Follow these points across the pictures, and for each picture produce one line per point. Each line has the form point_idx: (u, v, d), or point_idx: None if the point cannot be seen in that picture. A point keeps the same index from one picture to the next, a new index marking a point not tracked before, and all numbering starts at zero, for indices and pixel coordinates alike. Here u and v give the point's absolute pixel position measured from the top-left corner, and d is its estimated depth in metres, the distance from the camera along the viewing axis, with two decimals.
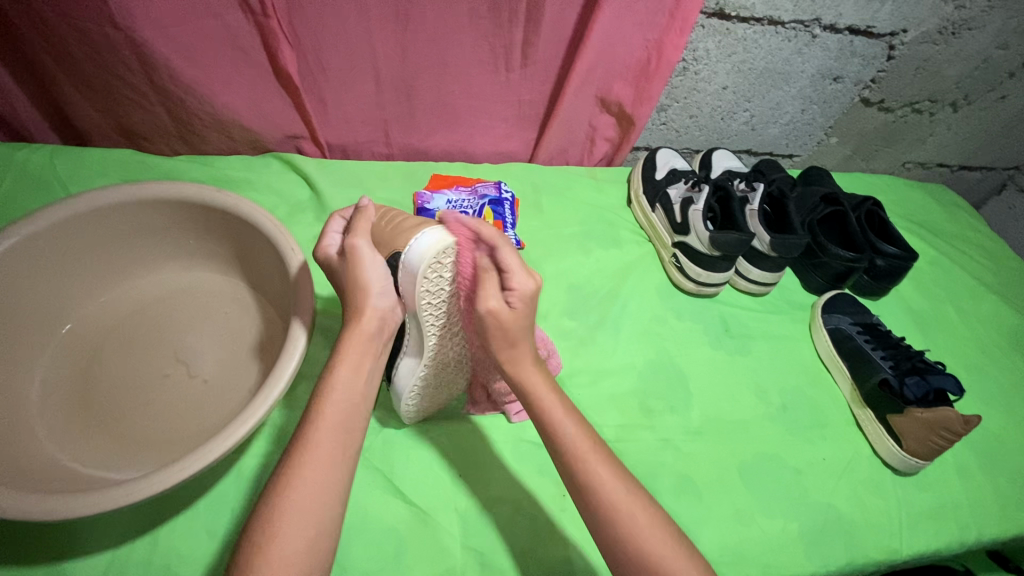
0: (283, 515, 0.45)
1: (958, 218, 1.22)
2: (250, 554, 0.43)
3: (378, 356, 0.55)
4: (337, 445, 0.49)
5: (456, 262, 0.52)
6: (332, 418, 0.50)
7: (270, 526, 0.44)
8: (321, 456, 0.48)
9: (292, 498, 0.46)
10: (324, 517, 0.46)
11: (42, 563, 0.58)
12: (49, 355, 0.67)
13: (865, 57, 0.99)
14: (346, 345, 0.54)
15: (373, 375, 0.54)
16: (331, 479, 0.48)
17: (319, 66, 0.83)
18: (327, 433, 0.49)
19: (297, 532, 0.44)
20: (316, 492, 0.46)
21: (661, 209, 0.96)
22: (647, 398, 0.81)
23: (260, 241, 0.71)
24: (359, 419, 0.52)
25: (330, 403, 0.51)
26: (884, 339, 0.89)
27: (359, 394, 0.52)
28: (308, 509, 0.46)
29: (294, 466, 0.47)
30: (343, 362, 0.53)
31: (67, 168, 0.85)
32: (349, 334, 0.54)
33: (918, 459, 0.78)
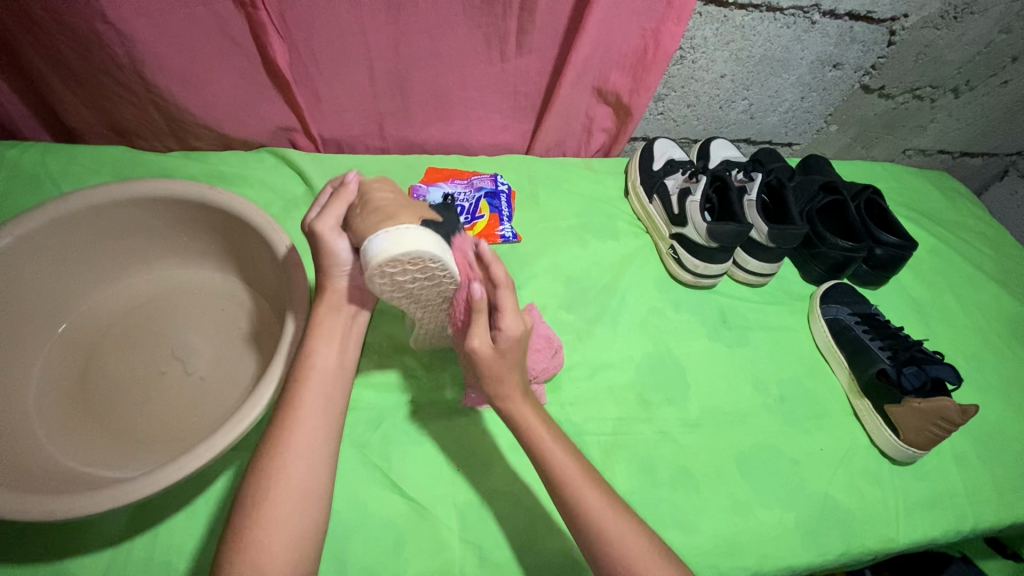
0: (278, 472, 0.50)
1: (959, 205, 1.21)
2: (251, 512, 0.48)
3: (347, 331, 0.60)
4: (316, 422, 0.54)
5: (405, 270, 0.49)
6: (313, 383, 0.55)
7: (267, 483, 0.49)
8: (307, 418, 0.53)
9: (286, 455, 0.51)
10: (316, 471, 0.52)
11: (45, 561, 0.58)
12: (45, 355, 0.67)
13: (865, 43, 0.97)
14: (317, 317, 0.59)
15: (346, 345, 0.60)
16: (319, 437, 0.53)
17: (311, 59, 0.81)
18: (311, 396, 0.54)
19: (293, 485, 0.50)
20: (301, 462, 0.51)
21: (658, 200, 0.95)
22: (644, 391, 0.81)
23: (253, 237, 0.71)
24: (339, 383, 0.57)
25: (311, 369, 0.56)
26: (882, 329, 0.88)
27: (337, 361, 0.58)
28: (301, 464, 0.51)
29: (284, 427, 0.52)
30: (318, 333, 0.58)
31: (59, 166, 0.84)
32: (319, 312, 0.59)
33: (915, 449, 0.79)
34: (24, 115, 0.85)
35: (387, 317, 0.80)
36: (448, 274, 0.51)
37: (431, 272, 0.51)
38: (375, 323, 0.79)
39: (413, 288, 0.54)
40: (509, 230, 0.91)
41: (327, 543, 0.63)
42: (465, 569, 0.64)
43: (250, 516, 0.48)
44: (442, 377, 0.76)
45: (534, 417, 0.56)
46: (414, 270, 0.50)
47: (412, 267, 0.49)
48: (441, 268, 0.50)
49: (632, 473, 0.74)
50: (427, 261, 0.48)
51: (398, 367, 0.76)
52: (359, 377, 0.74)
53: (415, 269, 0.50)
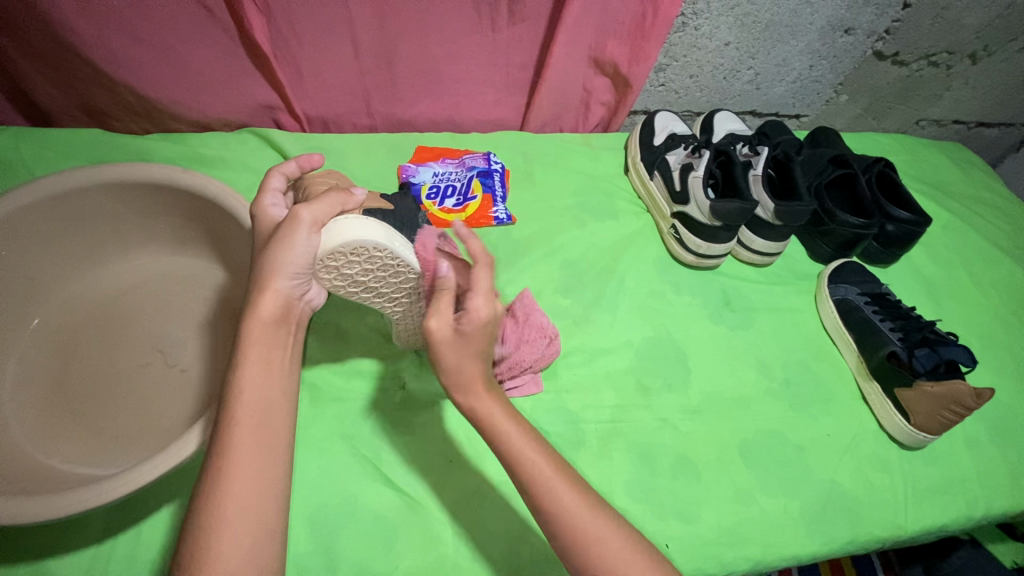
0: (218, 540, 0.41)
1: (974, 179, 1.16)
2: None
3: (288, 346, 0.50)
4: (260, 448, 0.45)
5: (350, 260, 0.50)
6: (249, 423, 0.45)
7: (202, 550, 0.41)
8: (245, 468, 0.44)
9: (223, 516, 0.42)
10: (266, 525, 0.43)
11: (27, 561, 0.57)
12: (20, 349, 0.64)
13: (879, 6, 0.91)
14: (249, 336, 0.48)
15: (287, 365, 0.49)
16: (264, 486, 0.44)
17: (290, 33, 0.77)
18: (246, 439, 0.45)
19: (237, 552, 0.41)
20: (251, 494, 0.43)
21: (659, 176, 0.91)
22: (644, 376, 0.78)
23: (229, 221, 0.67)
24: (282, 417, 0.47)
25: (243, 404, 0.46)
26: (893, 309, 0.84)
27: (278, 388, 0.47)
28: (245, 525, 0.42)
29: (218, 482, 0.43)
30: (250, 357, 0.47)
31: (31, 151, 0.80)
32: (250, 325, 0.48)
33: (926, 434, 0.76)
34: None
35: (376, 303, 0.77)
36: (399, 262, 0.52)
37: (378, 261, 0.51)
38: (365, 310, 0.76)
39: (367, 282, 0.55)
40: (503, 211, 0.87)
41: (317, 538, 0.61)
42: (458, 563, 0.62)
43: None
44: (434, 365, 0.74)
45: (501, 409, 0.48)
46: (361, 260, 0.51)
47: (357, 258, 0.50)
48: (388, 256, 0.51)
49: (631, 462, 0.71)
50: (371, 250, 0.50)
51: (388, 356, 0.73)
52: (347, 366, 0.71)
53: (360, 259, 0.51)
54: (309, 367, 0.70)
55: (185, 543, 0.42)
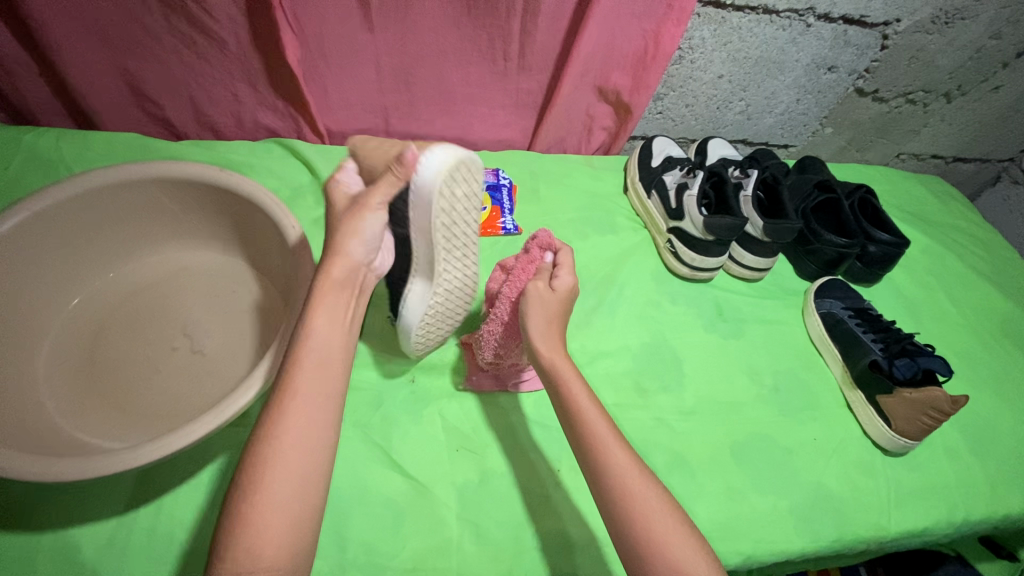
0: (272, 465, 0.46)
1: (952, 208, 1.24)
2: (243, 498, 0.45)
3: (350, 305, 0.57)
4: (318, 389, 0.50)
5: (461, 178, 0.54)
6: (310, 365, 0.51)
7: (259, 474, 0.45)
8: (302, 400, 0.49)
9: (279, 441, 0.47)
10: (316, 459, 0.48)
11: (50, 529, 0.60)
12: (56, 327, 0.68)
13: (859, 47, 1.00)
14: (319, 292, 0.55)
15: (349, 323, 0.56)
16: (318, 423, 0.49)
17: (320, 52, 0.84)
18: (309, 379, 0.51)
19: (288, 470, 0.46)
20: (306, 427, 0.48)
21: (656, 195, 0.97)
22: (641, 378, 0.83)
23: (261, 219, 0.72)
24: (337, 365, 0.53)
25: (307, 348, 0.52)
26: (874, 322, 0.90)
27: (335, 341, 0.54)
28: (299, 451, 0.47)
29: (280, 410, 0.48)
30: (319, 310, 0.54)
31: (72, 151, 0.86)
32: (322, 282, 0.55)
33: (906, 439, 0.80)
34: (36, 101, 0.86)
35: (392, 303, 0.82)
36: (479, 190, 0.59)
37: (471, 183, 0.57)
38: (380, 309, 0.81)
39: (458, 215, 0.57)
40: (510, 222, 0.94)
41: (330, 520, 0.64)
42: (462, 547, 0.65)
43: (240, 501, 0.45)
44: (444, 360, 0.78)
45: (569, 367, 0.60)
46: (465, 182, 0.56)
47: (464, 177, 0.55)
48: (477, 180, 0.57)
49: None
50: (474, 171, 0.56)
51: (400, 349, 0.78)
52: (361, 357, 0.76)
53: (465, 179, 0.55)
54: None
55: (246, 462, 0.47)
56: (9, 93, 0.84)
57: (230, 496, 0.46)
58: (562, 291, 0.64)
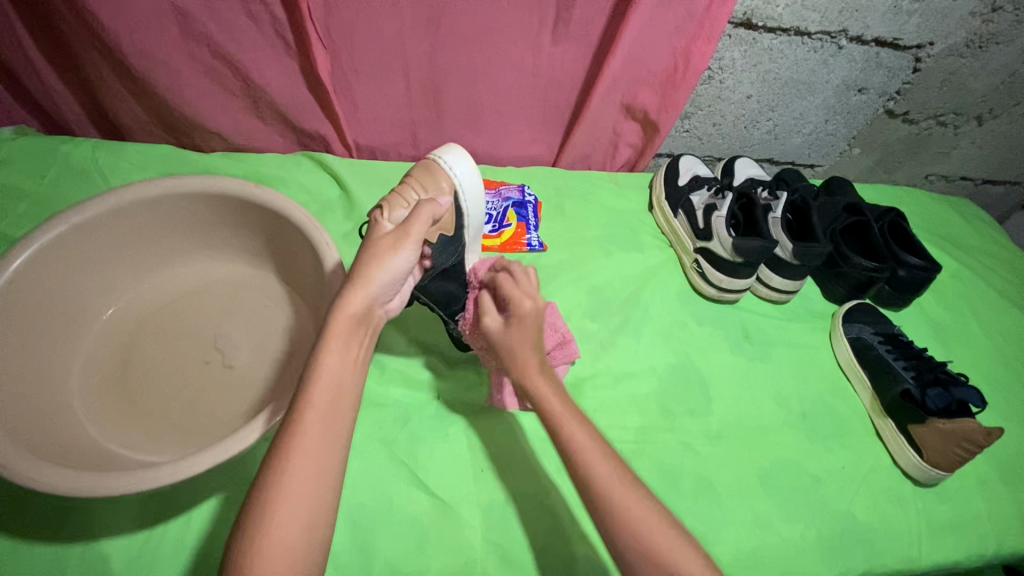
0: (277, 511, 0.44)
1: (982, 232, 1.21)
2: (247, 543, 0.43)
3: (362, 346, 0.53)
4: (327, 430, 0.48)
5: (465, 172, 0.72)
6: (321, 406, 0.49)
7: (265, 519, 0.44)
8: (311, 447, 0.47)
9: (286, 486, 0.45)
10: (323, 504, 0.46)
11: (81, 540, 0.60)
12: (91, 339, 0.69)
13: (891, 69, 0.99)
14: (334, 327, 0.51)
15: (360, 361, 0.53)
16: (326, 466, 0.47)
17: (352, 67, 0.84)
18: (318, 419, 0.48)
19: (294, 521, 0.44)
20: (313, 472, 0.46)
21: (683, 214, 0.97)
22: (666, 400, 0.82)
23: (293, 235, 0.72)
24: (348, 406, 0.50)
25: (318, 388, 0.49)
26: (906, 349, 0.88)
27: (347, 380, 0.51)
28: (304, 498, 0.45)
29: (287, 451, 0.46)
30: (332, 345, 0.51)
31: (108, 161, 0.88)
32: (336, 317, 0.52)
33: (938, 471, 0.78)
34: (73, 111, 0.88)
35: (418, 319, 0.82)
36: None
37: None
38: (407, 324, 0.81)
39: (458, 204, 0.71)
40: (536, 238, 0.93)
41: (355, 537, 0.64)
42: (486, 569, 0.65)
43: (240, 557, 0.43)
44: (469, 378, 0.78)
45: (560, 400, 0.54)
46: None
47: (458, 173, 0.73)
48: None
49: (655, 481, 0.74)
50: None
51: (426, 366, 0.78)
52: (387, 373, 0.76)
53: None
54: None
55: (246, 510, 0.45)
56: (48, 104, 0.86)
57: (233, 535, 0.44)
58: (521, 320, 0.56)
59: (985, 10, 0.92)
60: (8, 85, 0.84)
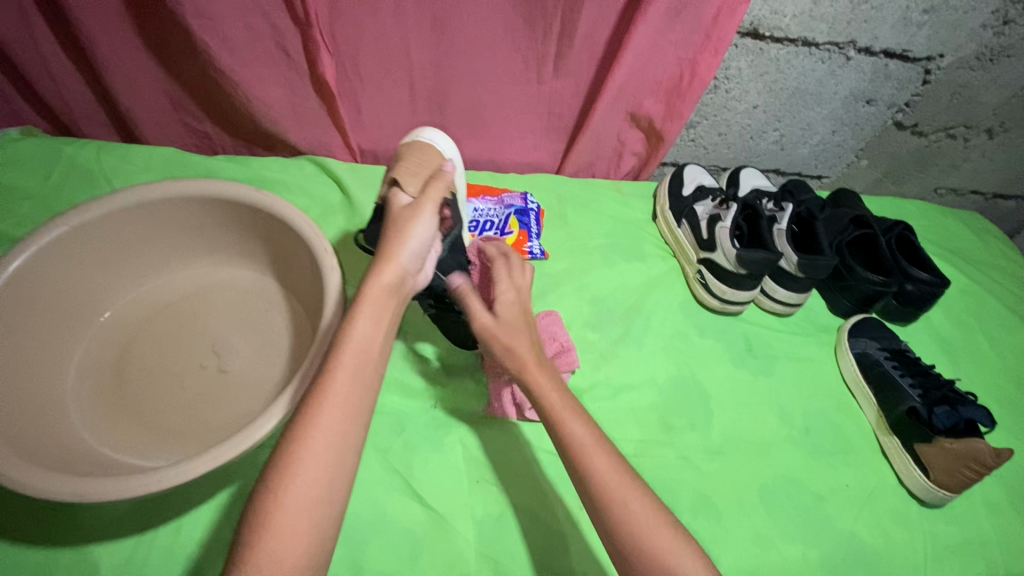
0: (297, 471, 0.44)
1: (992, 246, 1.20)
2: (265, 504, 0.43)
3: (395, 315, 0.53)
4: (352, 395, 0.48)
5: None
6: (349, 369, 0.48)
7: (285, 479, 0.43)
8: (338, 408, 0.47)
9: (308, 448, 0.44)
10: (344, 468, 0.46)
11: (70, 546, 0.60)
12: (88, 341, 0.69)
13: (900, 81, 0.98)
14: (366, 295, 0.52)
15: (391, 330, 0.53)
16: (349, 430, 0.47)
17: (356, 72, 0.84)
18: (345, 382, 0.48)
19: (315, 483, 0.44)
20: (336, 436, 0.46)
21: (687, 224, 0.96)
22: (667, 414, 0.81)
23: (293, 239, 0.72)
24: (373, 371, 0.50)
25: (347, 353, 0.49)
26: (912, 365, 0.87)
27: (375, 343, 0.51)
28: (325, 461, 0.45)
29: (311, 412, 0.46)
30: (365, 310, 0.51)
31: (111, 162, 0.88)
32: (369, 286, 0.52)
33: (945, 492, 0.76)
34: (79, 112, 0.89)
35: (416, 327, 0.81)
36: None
37: None
38: (406, 332, 0.80)
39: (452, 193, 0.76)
40: (537, 247, 0.92)
41: (347, 547, 0.63)
42: None
43: (259, 516, 0.43)
44: (467, 388, 0.77)
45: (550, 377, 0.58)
46: None
47: None
48: None
49: None
50: None
51: (424, 373, 0.77)
52: (384, 381, 0.75)
53: None
54: None
55: (268, 469, 0.45)
56: (54, 103, 0.86)
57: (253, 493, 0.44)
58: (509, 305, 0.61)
59: (997, 23, 0.91)
60: (16, 86, 0.85)
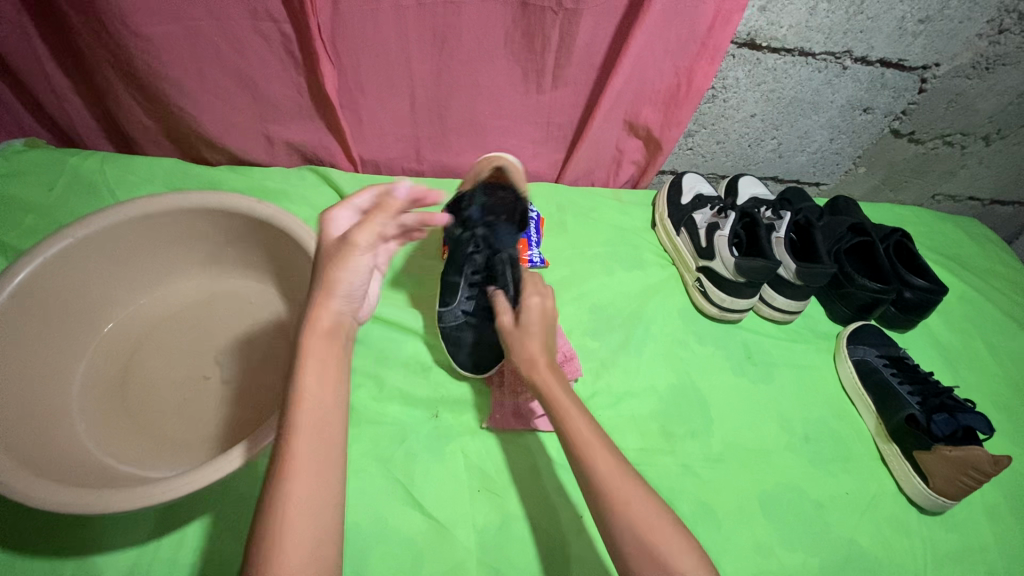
0: (280, 535, 0.44)
1: (990, 252, 1.20)
2: (258, 567, 0.43)
3: (341, 360, 0.52)
4: (315, 452, 0.48)
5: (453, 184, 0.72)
6: (308, 429, 0.48)
7: (270, 541, 0.44)
8: (303, 468, 0.47)
9: (284, 510, 0.45)
10: (324, 524, 0.46)
11: (74, 556, 0.60)
12: (92, 351, 0.70)
13: (896, 89, 0.99)
14: (306, 349, 0.50)
15: (341, 381, 0.52)
16: (319, 486, 0.47)
17: (357, 83, 0.85)
18: (305, 441, 0.48)
19: (298, 543, 0.44)
20: (306, 495, 0.46)
21: (686, 233, 0.97)
22: (667, 422, 0.81)
23: (295, 250, 0.72)
24: (332, 423, 0.50)
25: (303, 414, 0.48)
26: (910, 373, 0.87)
27: (331, 400, 0.50)
28: (304, 520, 0.45)
29: (280, 477, 0.46)
30: (308, 368, 0.50)
31: (115, 173, 0.89)
32: (308, 337, 0.51)
33: (945, 498, 0.77)
34: (83, 124, 0.90)
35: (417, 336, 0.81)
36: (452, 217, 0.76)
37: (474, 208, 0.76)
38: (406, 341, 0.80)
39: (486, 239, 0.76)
40: (537, 255, 0.91)
41: (349, 557, 0.64)
42: None
43: None
44: (468, 397, 0.77)
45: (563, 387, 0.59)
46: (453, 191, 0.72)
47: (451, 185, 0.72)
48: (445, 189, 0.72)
49: None
50: None
51: (425, 383, 0.77)
52: (386, 391, 0.75)
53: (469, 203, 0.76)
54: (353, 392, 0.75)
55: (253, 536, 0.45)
56: (59, 115, 0.87)
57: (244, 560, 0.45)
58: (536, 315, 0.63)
59: (991, 32, 0.91)
60: (20, 98, 0.86)
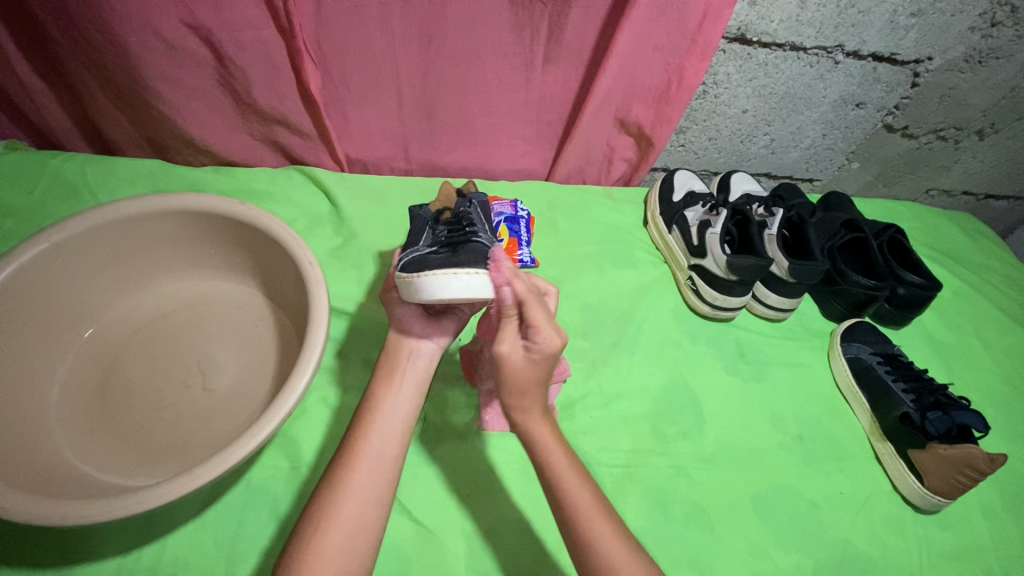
0: (328, 526, 0.51)
1: (984, 247, 1.19)
2: (298, 552, 0.50)
3: (413, 380, 0.62)
4: (378, 456, 0.56)
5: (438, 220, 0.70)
6: (378, 431, 0.57)
7: (317, 531, 0.50)
8: (367, 467, 0.55)
9: (337, 505, 0.52)
10: (365, 527, 0.52)
11: (53, 567, 0.59)
12: (71, 358, 0.68)
13: (889, 84, 0.98)
14: (388, 367, 0.62)
15: (414, 395, 0.61)
16: (372, 489, 0.54)
17: (342, 82, 0.84)
18: (372, 443, 0.56)
19: (339, 537, 0.50)
20: (361, 493, 0.53)
21: (677, 231, 0.95)
22: (659, 422, 0.80)
23: (279, 252, 0.71)
24: (398, 434, 0.58)
25: (377, 419, 0.58)
26: (906, 371, 0.86)
27: (409, 412, 0.60)
28: (353, 516, 0.52)
29: (345, 469, 0.54)
30: (388, 383, 0.61)
31: (96, 176, 0.87)
32: (388, 359, 0.63)
33: (940, 497, 0.76)
34: (61, 125, 0.88)
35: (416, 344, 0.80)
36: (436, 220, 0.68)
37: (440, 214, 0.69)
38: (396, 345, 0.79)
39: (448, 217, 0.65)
40: (528, 255, 0.91)
41: None
42: None
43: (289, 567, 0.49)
44: (456, 400, 0.76)
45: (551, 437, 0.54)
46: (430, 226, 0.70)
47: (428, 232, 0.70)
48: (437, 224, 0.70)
49: (644, 506, 0.72)
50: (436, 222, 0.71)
51: None
52: None
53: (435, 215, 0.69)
54: (343, 395, 0.75)
55: (303, 522, 0.52)
56: (37, 118, 0.86)
57: (289, 542, 0.51)
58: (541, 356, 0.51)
59: (984, 25, 0.91)
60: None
